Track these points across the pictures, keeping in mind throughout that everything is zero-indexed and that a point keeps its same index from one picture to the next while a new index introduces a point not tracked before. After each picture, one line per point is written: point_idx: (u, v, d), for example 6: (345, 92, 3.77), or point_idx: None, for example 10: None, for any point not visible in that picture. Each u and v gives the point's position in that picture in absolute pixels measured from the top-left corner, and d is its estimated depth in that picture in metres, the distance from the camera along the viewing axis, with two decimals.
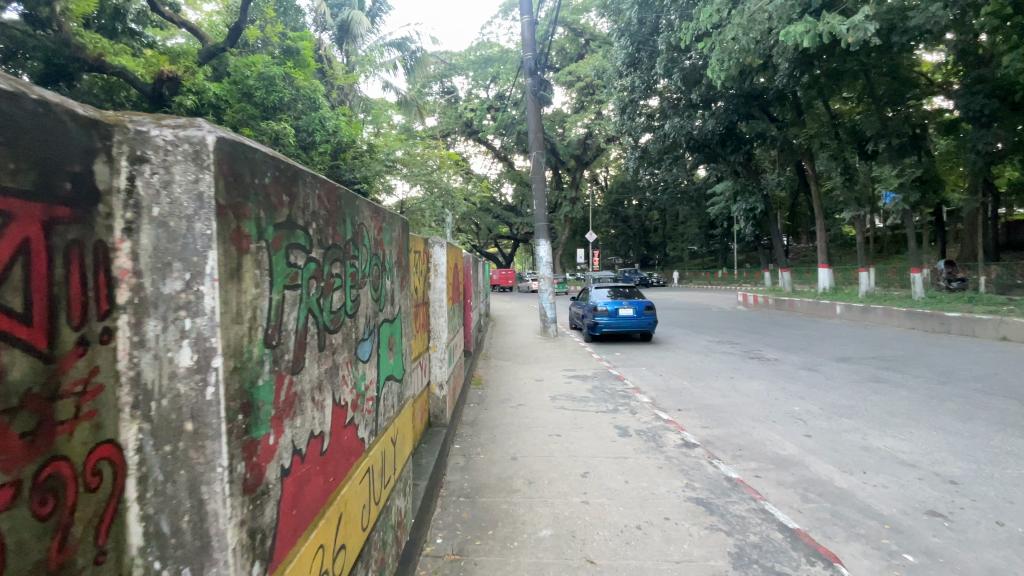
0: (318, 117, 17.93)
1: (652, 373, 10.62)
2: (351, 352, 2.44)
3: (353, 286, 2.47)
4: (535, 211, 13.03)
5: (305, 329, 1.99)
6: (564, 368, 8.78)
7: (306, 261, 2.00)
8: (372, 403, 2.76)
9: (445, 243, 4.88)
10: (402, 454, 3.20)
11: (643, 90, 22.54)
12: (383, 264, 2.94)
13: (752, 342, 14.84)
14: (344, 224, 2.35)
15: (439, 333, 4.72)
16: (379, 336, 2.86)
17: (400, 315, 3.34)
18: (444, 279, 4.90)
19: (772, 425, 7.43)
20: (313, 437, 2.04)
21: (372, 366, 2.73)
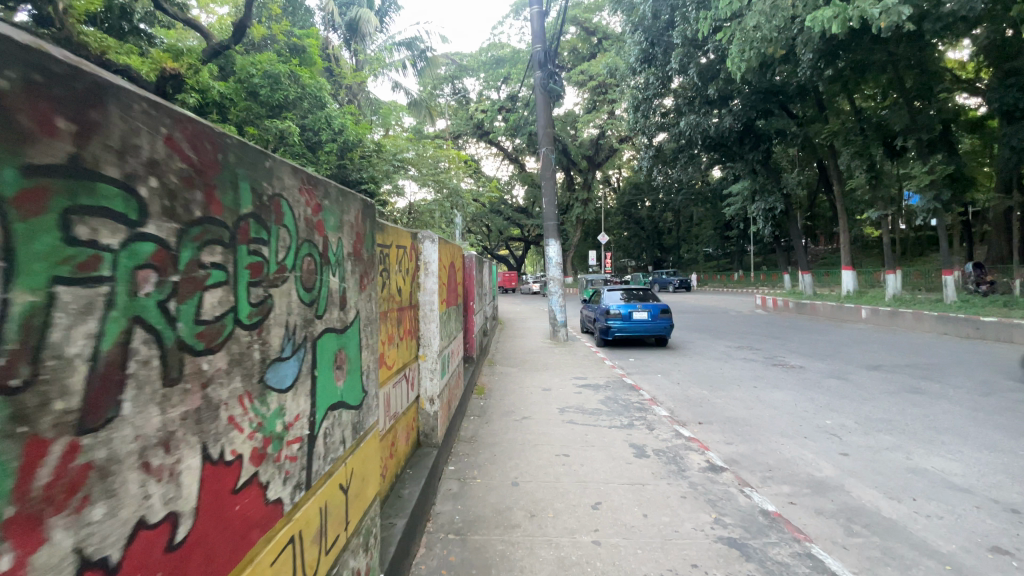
0: (325, 116, 17.56)
1: (668, 381, 9.94)
2: (248, 381, 1.79)
3: (251, 285, 1.82)
4: (544, 209, 12.43)
5: (118, 354, 1.28)
6: (573, 376, 8.16)
7: (123, 244, 1.29)
8: (301, 446, 2.14)
9: (437, 238, 4.28)
10: (359, 501, 2.62)
11: (657, 87, 21.92)
12: (318, 255, 2.32)
13: (774, 347, 14.06)
14: (226, 192, 1.69)
15: (430, 340, 4.13)
16: (311, 354, 2.24)
17: (356, 324, 2.73)
18: (437, 279, 4.31)
19: (802, 442, 6.73)
20: (146, 527, 1.35)
21: (296, 396, 2.10)
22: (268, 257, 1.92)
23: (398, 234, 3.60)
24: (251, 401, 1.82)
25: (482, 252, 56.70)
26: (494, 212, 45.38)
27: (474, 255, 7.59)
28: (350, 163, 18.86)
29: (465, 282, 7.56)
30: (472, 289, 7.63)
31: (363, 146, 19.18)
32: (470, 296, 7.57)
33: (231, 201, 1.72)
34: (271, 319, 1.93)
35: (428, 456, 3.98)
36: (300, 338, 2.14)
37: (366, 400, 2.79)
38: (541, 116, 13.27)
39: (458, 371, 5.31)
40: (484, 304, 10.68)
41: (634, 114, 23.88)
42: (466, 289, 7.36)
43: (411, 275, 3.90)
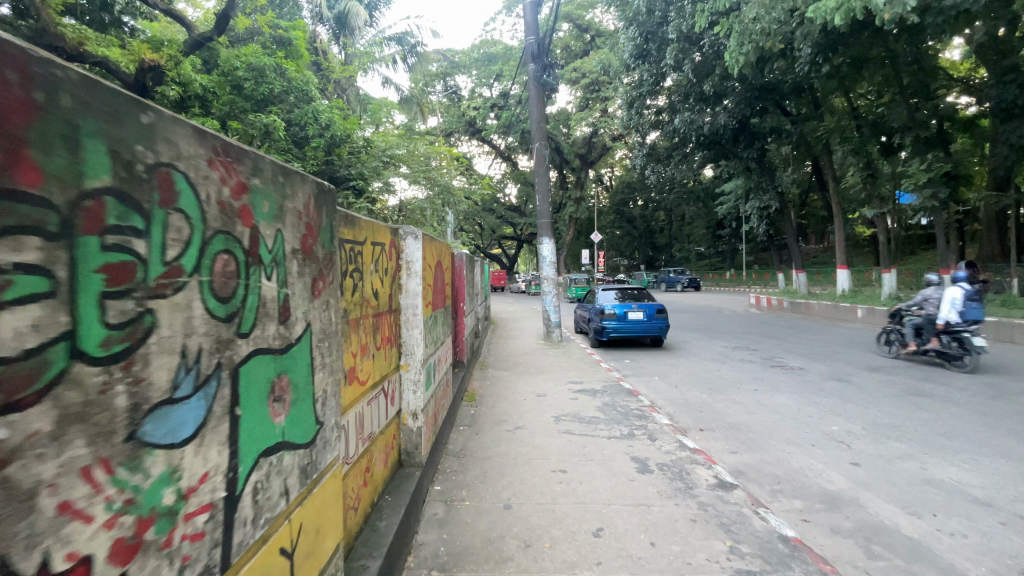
0: (312, 110, 17.02)
1: (666, 384, 9.58)
2: (102, 444, 1.29)
3: (107, 298, 1.32)
4: (537, 206, 12.01)
5: None
6: (568, 381, 7.76)
7: None
8: (206, 519, 1.66)
9: (421, 234, 3.84)
10: (306, 562, 2.18)
11: (652, 84, 21.59)
12: (236, 258, 1.84)
13: (771, 348, 13.76)
14: (50, 157, 1.19)
15: (412, 348, 3.70)
16: (224, 391, 1.75)
17: (302, 345, 2.27)
18: (421, 280, 3.88)
19: (809, 450, 6.39)
20: None
21: (196, 450, 1.61)
22: (142, 256, 1.43)
23: (373, 228, 3.16)
24: (108, 471, 1.31)
25: (475, 250, 56.20)
26: (486, 211, 44.89)
27: (465, 253, 7.16)
28: (338, 159, 18.22)
29: (455, 282, 7.13)
30: (462, 289, 7.21)
31: (351, 142, 18.64)
32: (460, 298, 7.15)
33: (61, 170, 1.22)
34: (143, 349, 1.42)
35: (410, 479, 3.55)
36: (205, 367, 1.66)
37: (319, 434, 2.34)
38: (535, 109, 12.83)
39: (445, 379, 4.88)
40: (476, 305, 10.27)
41: (628, 111, 23.53)
42: (456, 290, 6.95)
43: (389, 275, 3.47)
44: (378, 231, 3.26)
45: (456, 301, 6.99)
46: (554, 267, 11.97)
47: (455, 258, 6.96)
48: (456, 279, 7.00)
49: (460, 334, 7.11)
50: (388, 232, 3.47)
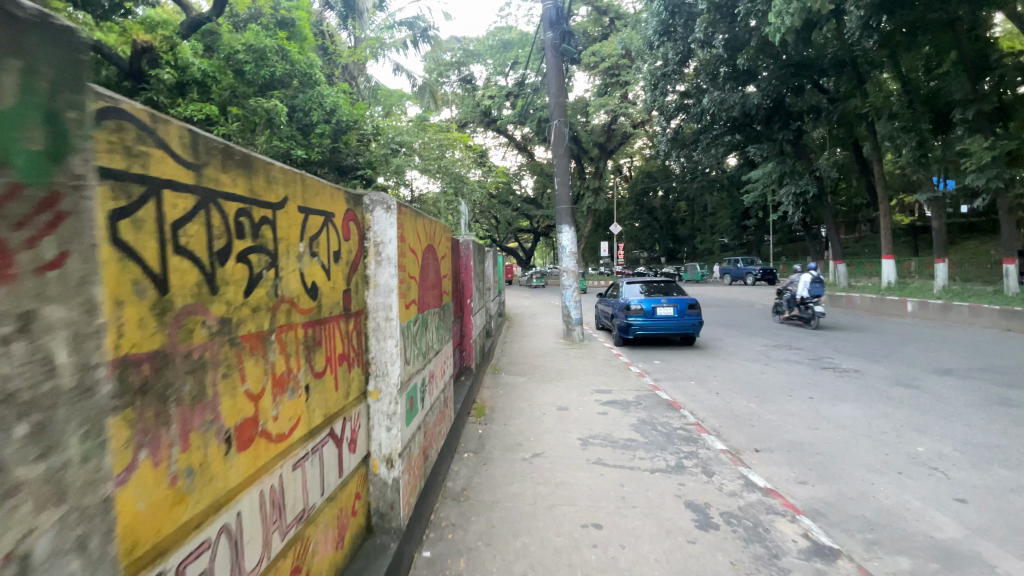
0: (317, 94, 15.91)
1: (705, 391, 8.36)
2: None
3: None
4: (556, 190, 10.79)
5: None
6: (592, 389, 6.60)
7: None
8: None
9: (397, 206, 2.79)
10: None
11: (678, 63, 20.18)
12: None
13: (817, 347, 12.36)
14: None
15: (385, 366, 2.64)
16: None
17: None
18: (399, 270, 2.82)
19: (897, 480, 5.16)
20: None
21: None
22: None
23: (297, 187, 2.09)
24: None
25: (491, 243, 55.09)
26: (502, 203, 43.68)
27: (471, 240, 6.05)
28: (345, 147, 17.09)
29: (459, 275, 6.03)
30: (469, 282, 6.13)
31: (359, 127, 17.57)
32: (466, 293, 6.06)
33: None
34: None
35: (383, 555, 2.46)
36: None
37: None
38: (553, 82, 11.57)
39: (442, 398, 3.83)
40: (487, 298, 9.17)
41: (651, 93, 22.10)
42: (459, 283, 5.85)
43: (337, 259, 2.39)
44: (310, 193, 2.19)
45: (461, 296, 5.89)
46: (574, 259, 10.77)
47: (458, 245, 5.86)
48: (459, 270, 5.89)
49: (466, 334, 6.03)
50: (334, 195, 2.39)
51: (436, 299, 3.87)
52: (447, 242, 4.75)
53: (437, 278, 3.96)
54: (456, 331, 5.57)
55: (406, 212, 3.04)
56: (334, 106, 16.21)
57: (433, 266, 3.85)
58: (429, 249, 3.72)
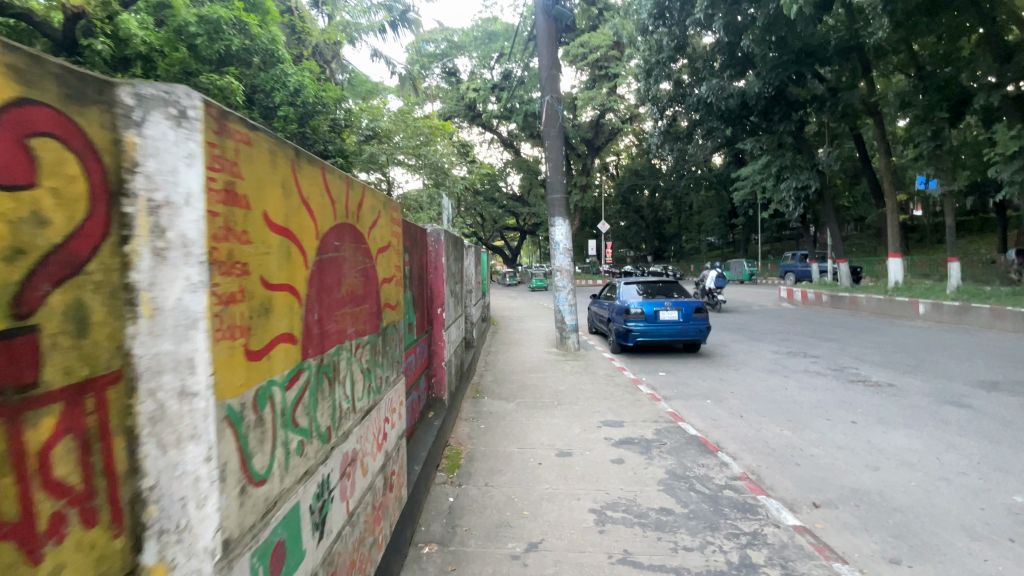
0: (279, 72, 13.97)
1: (726, 413, 6.94)
2: None
3: None
4: (548, 177, 9.18)
5: None
6: (597, 420, 5.11)
7: None
8: None
9: (194, 131, 1.48)
10: None
11: (674, 48, 18.81)
12: None
13: (834, 353, 11.06)
14: None
15: (189, 517, 1.41)
16: None
17: None
18: (219, 271, 1.55)
19: (1015, 553, 3.80)
20: None
21: None
22: None
23: None
24: None
25: (476, 241, 53.31)
26: (487, 200, 41.99)
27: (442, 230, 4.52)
28: (312, 133, 15.19)
29: (426, 276, 4.52)
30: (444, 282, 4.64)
31: (328, 110, 15.69)
32: (435, 298, 4.59)
33: None
34: None
35: None
36: None
37: None
38: (545, 51, 9.73)
39: (377, 484, 2.63)
40: (467, 301, 7.58)
41: (645, 83, 20.80)
42: (425, 287, 4.38)
43: None
44: None
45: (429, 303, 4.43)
46: (569, 256, 9.22)
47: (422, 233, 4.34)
48: (425, 269, 4.37)
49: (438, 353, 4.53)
50: None
51: (348, 312, 2.48)
52: (390, 218, 3.29)
53: (350, 277, 2.53)
54: (422, 351, 4.14)
55: (207, 106, 1.54)
56: (298, 85, 14.27)
57: (341, 257, 2.43)
58: (329, 229, 2.32)
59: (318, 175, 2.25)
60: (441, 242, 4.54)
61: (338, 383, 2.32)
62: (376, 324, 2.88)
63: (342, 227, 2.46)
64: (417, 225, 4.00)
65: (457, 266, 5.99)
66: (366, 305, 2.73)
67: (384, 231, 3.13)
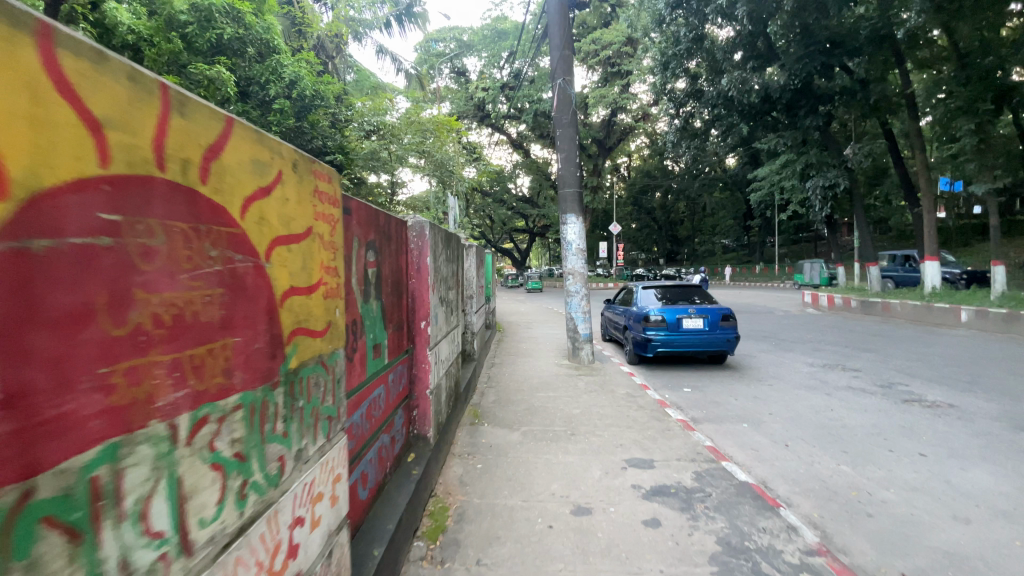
0: (274, 63, 13.10)
1: (769, 441, 5.89)
2: None
3: None
4: (561, 170, 8.06)
5: None
6: (619, 459, 4.14)
7: None
8: None
9: None
10: None
11: (693, 39, 17.78)
12: None
13: (876, 365, 9.93)
14: None
15: None
16: None
17: None
18: None
19: None
20: None
21: None
22: None
23: None
24: None
25: (485, 243, 52.37)
26: (496, 202, 41.01)
27: (426, 222, 3.57)
28: (310, 128, 14.27)
29: (406, 280, 3.57)
30: (428, 288, 3.63)
31: (327, 104, 14.79)
32: (413, 308, 3.59)
33: None
34: None
35: None
36: None
37: None
38: (556, 27, 8.28)
39: None
40: (467, 308, 6.59)
41: (660, 77, 19.86)
42: (399, 294, 3.36)
43: None
44: None
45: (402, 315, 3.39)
46: (583, 258, 8.15)
47: (395, 221, 3.32)
48: (398, 271, 3.37)
49: (420, 379, 3.57)
50: None
51: (147, 366, 1.32)
52: (303, 190, 2.16)
53: (161, 296, 1.38)
54: (392, 382, 3.15)
55: None
56: (295, 76, 13.36)
57: (125, 261, 1.26)
58: (68, 199, 1.13)
59: (27, 75, 1.06)
60: (425, 237, 3.59)
61: (96, 521, 1.17)
62: (246, 370, 1.74)
63: (127, 202, 1.29)
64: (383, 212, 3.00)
65: (455, 267, 5.07)
66: (213, 341, 1.58)
67: (282, 213, 2.00)
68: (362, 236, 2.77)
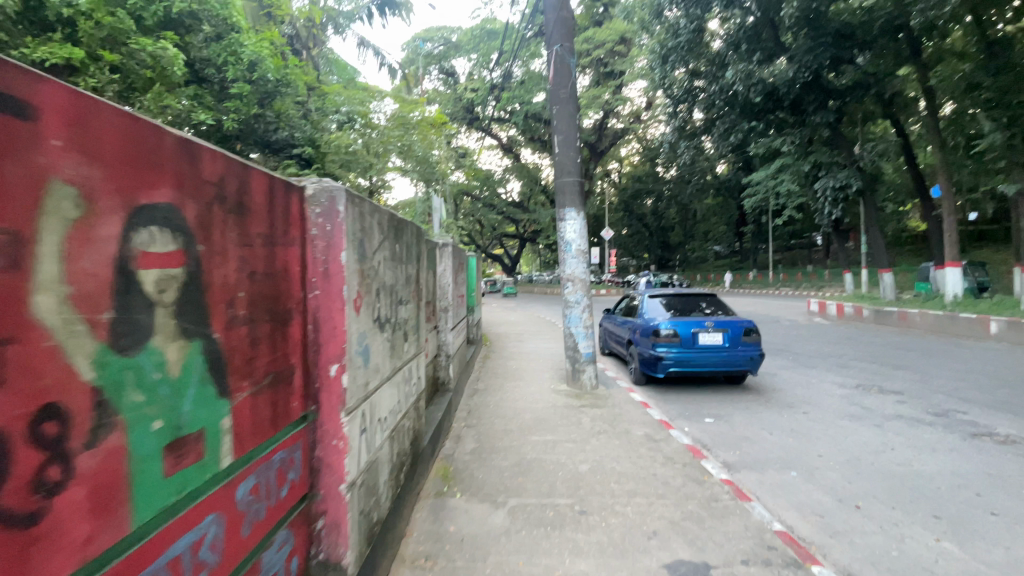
0: (234, 41, 11.20)
1: (835, 501, 4.43)
2: None
3: None
4: (558, 154, 6.49)
5: None
6: (655, 567, 2.68)
7: None
8: None
9: None
10: None
11: (693, 30, 16.54)
12: None
13: (918, 386, 8.58)
14: None
15: None
16: None
17: None
18: None
19: None
20: None
21: None
22: None
23: None
24: None
25: (473, 248, 50.89)
26: (485, 206, 39.66)
27: (338, 190, 2.20)
28: (277, 117, 12.44)
29: (304, 285, 2.20)
30: (337, 305, 2.21)
31: (295, 92, 13.11)
32: (311, 338, 2.20)
33: None
34: None
35: None
36: None
37: None
38: None
39: None
40: (438, 323, 5.08)
41: (658, 71, 18.46)
42: (268, 318, 1.93)
43: None
44: None
45: (272, 358, 1.93)
46: (587, 260, 6.46)
47: (254, 173, 1.87)
48: (270, 276, 1.94)
49: (325, 466, 2.18)
50: None
51: None
52: None
53: None
54: (234, 499, 1.71)
55: None
56: (257, 58, 11.41)
57: None
58: None
59: None
60: (339, 221, 2.21)
61: None
62: None
63: None
64: (187, 138, 1.51)
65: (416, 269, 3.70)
66: None
67: None
68: (77, 184, 1.19)
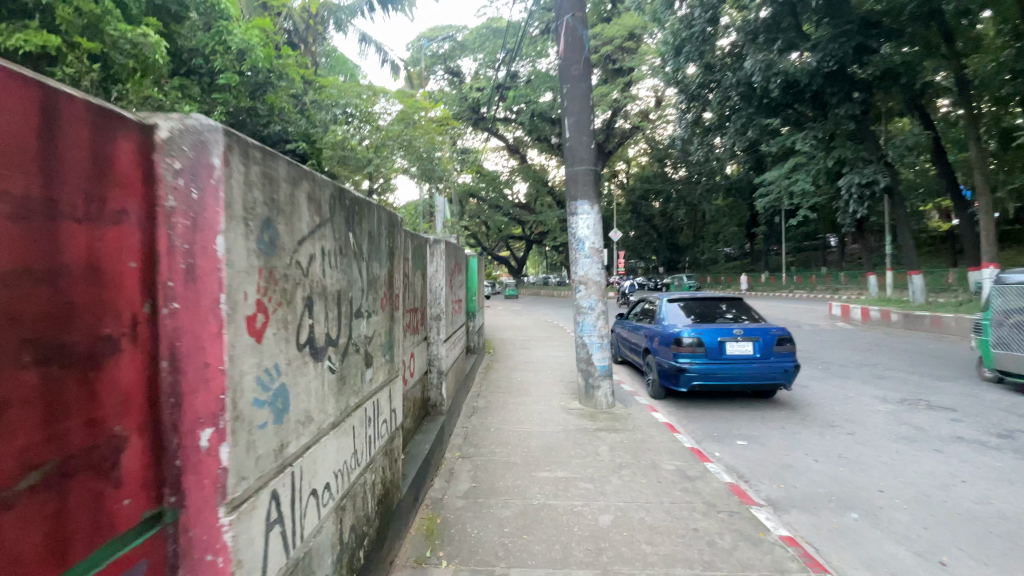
0: (220, 29, 10.20)
1: (916, 558, 3.57)
2: None
3: None
4: (569, 136, 5.60)
5: None
6: None
7: None
8: None
9: None
10: None
11: (707, 20, 15.66)
12: None
13: (971, 400, 7.66)
14: None
15: None
16: None
17: None
18: None
19: None
20: None
21: None
22: None
23: None
24: None
25: (480, 250, 50.21)
26: (491, 208, 38.84)
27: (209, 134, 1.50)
28: (269, 111, 11.56)
29: (148, 294, 1.39)
30: (211, 330, 1.51)
31: (289, 85, 12.32)
32: (165, 386, 1.40)
33: None
34: None
35: None
36: None
37: None
38: None
39: None
40: (428, 333, 4.27)
41: (672, 63, 17.52)
42: (38, 358, 1.09)
43: None
44: None
45: (48, 432, 1.10)
46: (603, 261, 5.61)
47: None
48: (46, 279, 1.11)
49: None
50: None
51: None
52: None
53: None
54: None
55: None
56: (246, 45, 10.40)
57: None
58: None
59: None
60: (207, 180, 1.50)
61: None
62: None
63: None
64: None
65: (388, 270, 3.01)
66: None
67: None
68: None
